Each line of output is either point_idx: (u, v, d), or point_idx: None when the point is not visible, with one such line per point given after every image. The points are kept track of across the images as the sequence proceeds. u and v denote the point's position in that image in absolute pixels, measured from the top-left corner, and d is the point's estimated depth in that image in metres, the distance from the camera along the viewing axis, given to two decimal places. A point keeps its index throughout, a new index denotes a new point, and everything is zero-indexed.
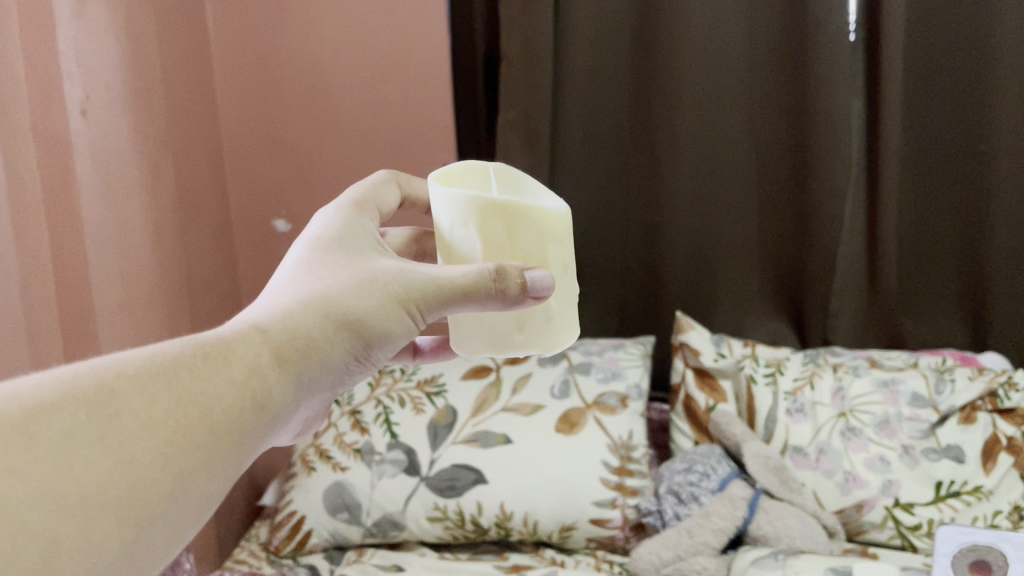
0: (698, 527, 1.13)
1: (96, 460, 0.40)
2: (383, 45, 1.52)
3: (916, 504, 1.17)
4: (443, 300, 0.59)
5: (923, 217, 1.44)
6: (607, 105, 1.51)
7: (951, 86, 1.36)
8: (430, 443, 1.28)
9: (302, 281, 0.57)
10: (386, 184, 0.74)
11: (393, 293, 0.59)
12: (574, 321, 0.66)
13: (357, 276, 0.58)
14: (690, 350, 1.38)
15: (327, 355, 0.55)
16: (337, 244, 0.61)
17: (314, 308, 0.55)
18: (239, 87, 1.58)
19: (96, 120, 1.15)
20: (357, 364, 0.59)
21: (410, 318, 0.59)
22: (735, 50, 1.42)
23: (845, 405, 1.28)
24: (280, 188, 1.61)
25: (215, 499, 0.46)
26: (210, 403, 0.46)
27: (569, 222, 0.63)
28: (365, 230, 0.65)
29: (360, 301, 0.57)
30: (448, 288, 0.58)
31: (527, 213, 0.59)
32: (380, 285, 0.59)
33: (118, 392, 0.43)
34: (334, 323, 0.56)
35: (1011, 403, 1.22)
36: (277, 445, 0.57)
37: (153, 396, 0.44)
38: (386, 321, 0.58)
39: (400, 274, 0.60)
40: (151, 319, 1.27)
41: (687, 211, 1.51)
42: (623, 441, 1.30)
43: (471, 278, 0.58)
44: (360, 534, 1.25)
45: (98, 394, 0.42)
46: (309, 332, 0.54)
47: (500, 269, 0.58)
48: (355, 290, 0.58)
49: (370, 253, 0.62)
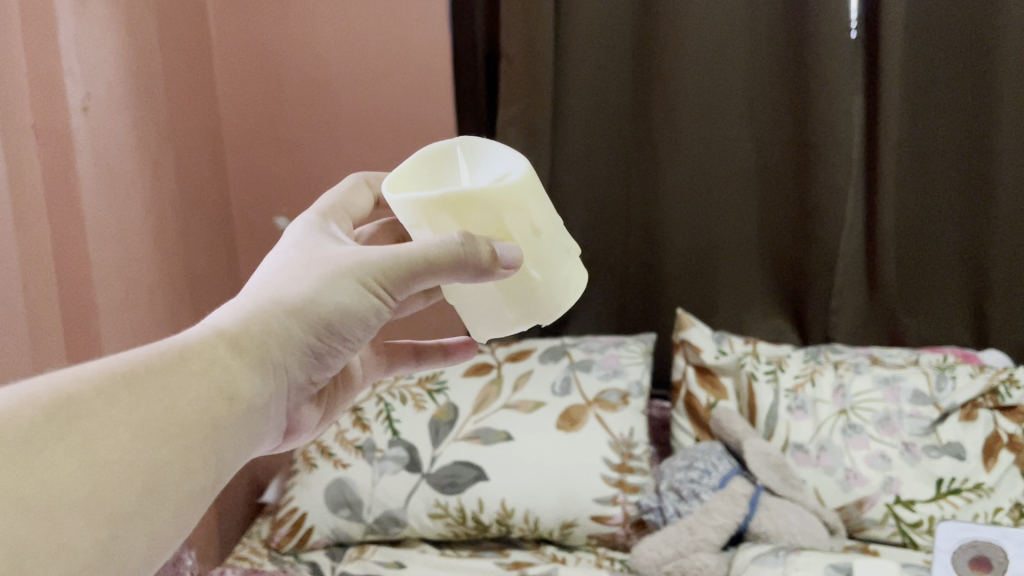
0: (698, 525, 1.13)
1: (57, 461, 0.40)
2: (384, 43, 1.52)
3: (917, 502, 1.18)
4: (408, 274, 0.57)
5: (925, 215, 1.43)
6: (608, 101, 1.50)
7: (954, 82, 1.36)
8: (432, 439, 1.29)
9: (258, 282, 0.57)
10: (356, 188, 0.74)
11: (351, 274, 0.57)
12: (571, 287, 0.64)
13: (311, 266, 0.57)
14: (692, 347, 1.38)
15: (285, 342, 0.55)
16: (296, 246, 0.60)
17: (267, 303, 0.55)
18: (239, 84, 1.58)
19: (97, 117, 1.15)
20: (327, 349, 0.58)
21: (377, 298, 0.57)
22: (735, 45, 1.42)
23: (845, 402, 1.28)
24: (282, 184, 1.61)
25: (198, 496, 0.47)
26: (174, 398, 0.46)
27: (528, 186, 0.59)
28: (328, 233, 0.64)
29: (320, 288, 0.56)
30: (408, 259, 0.56)
31: (469, 197, 0.57)
32: (338, 269, 0.57)
33: (77, 396, 0.43)
34: (293, 310, 0.55)
35: (1012, 400, 1.21)
36: (260, 448, 0.57)
37: (113, 397, 0.44)
38: (348, 303, 0.56)
39: (355, 258, 0.58)
40: (153, 316, 1.27)
41: (688, 207, 1.51)
42: (623, 438, 1.30)
43: (436, 248, 0.56)
44: (361, 530, 1.25)
45: (57, 399, 0.42)
46: (264, 323, 0.54)
47: (467, 237, 0.56)
48: (309, 279, 0.56)
49: (328, 245, 0.61)
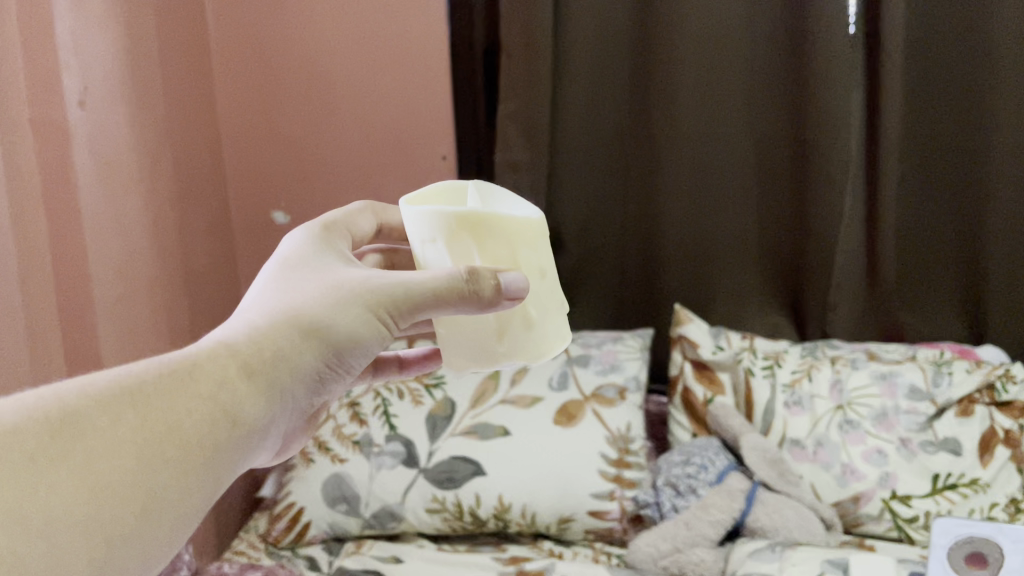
0: (695, 519, 1.14)
1: (59, 480, 0.40)
2: (382, 37, 1.52)
3: (913, 497, 1.18)
4: (416, 306, 0.58)
5: (923, 211, 1.44)
6: (607, 97, 1.50)
7: (953, 77, 1.36)
8: (429, 434, 1.29)
9: (273, 295, 0.57)
10: (362, 213, 0.74)
11: (364, 300, 0.58)
12: (560, 332, 0.65)
13: (324, 286, 0.58)
14: (689, 342, 1.38)
15: (297, 365, 0.54)
16: (306, 263, 0.61)
17: (282, 321, 0.54)
18: (237, 78, 1.57)
19: (95, 111, 1.14)
20: (333, 372, 0.58)
21: (384, 325, 0.58)
22: (735, 41, 1.42)
23: (843, 397, 1.28)
24: (280, 179, 1.61)
25: (194, 516, 0.47)
26: (179, 418, 0.46)
27: (541, 226, 0.62)
28: (336, 251, 0.64)
29: (333, 311, 0.56)
30: (418, 291, 0.57)
31: (493, 221, 0.59)
32: (351, 295, 0.58)
33: (83, 413, 0.43)
34: (305, 331, 0.55)
35: (1009, 396, 1.22)
36: (259, 465, 0.56)
37: (118, 415, 0.44)
38: (359, 329, 0.57)
39: (367, 282, 0.59)
40: (151, 311, 1.27)
41: (687, 205, 1.51)
42: (621, 433, 1.30)
43: (443, 281, 0.57)
44: (359, 525, 1.25)
45: (63, 416, 0.42)
46: (277, 345, 0.53)
47: (474, 271, 0.57)
48: (323, 299, 0.57)
49: (337, 265, 0.61)
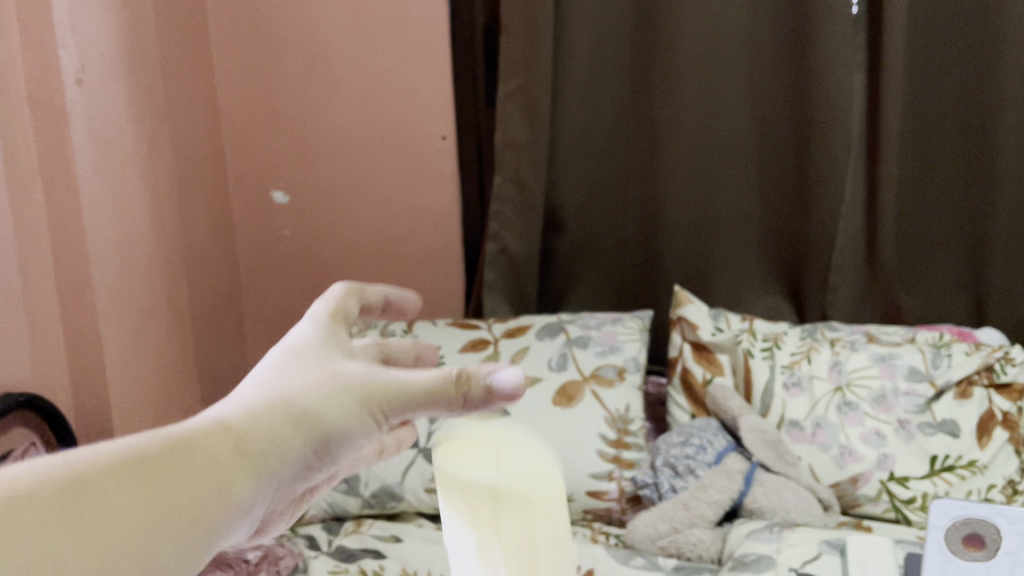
0: (693, 500, 1.15)
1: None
2: (381, 16, 1.50)
3: (911, 478, 1.18)
4: (411, 407, 0.50)
5: (923, 193, 1.43)
6: (607, 77, 1.49)
7: (955, 59, 1.36)
8: (428, 414, 1.29)
9: (264, 373, 0.47)
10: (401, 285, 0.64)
11: (358, 392, 0.48)
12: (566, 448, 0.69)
13: (321, 376, 0.48)
14: (688, 324, 1.37)
15: (284, 455, 0.45)
16: (310, 346, 0.50)
17: (276, 406, 0.45)
18: (235, 58, 1.56)
19: (90, 90, 1.13)
20: (310, 471, 0.47)
21: (374, 422, 0.49)
22: (736, 22, 1.41)
23: (842, 378, 1.27)
24: (279, 159, 1.60)
25: None
26: (157, 515, 0.37)
27: None
28: (341, 332, 0.53)
29: (327, 399, 0.47)
30: (410, 391, 0.49)
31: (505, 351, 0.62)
32: (344, 385, 0.48)
33: (45, 500, 0.34)
34: (298, 418, 0.46)
35: (1008, 377, 1.22)
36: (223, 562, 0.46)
37: (80, 507, 0.35)
38: (348, 423, 0.47)
39: (365, 375, 0.49)
40: (151, 290, 1.27)
41: (687, 187, 1.51)
42: (619, 413, 1.31)
43: (431, 383, 0.50)
44: (358, 505, 1.27)
45: (22, 499, 0.34)
46: (270, 431, 0.44)
47: (462, 375, 0.50)
48: (317, 389, 0.47)
49: (333, 350, 0.51)
